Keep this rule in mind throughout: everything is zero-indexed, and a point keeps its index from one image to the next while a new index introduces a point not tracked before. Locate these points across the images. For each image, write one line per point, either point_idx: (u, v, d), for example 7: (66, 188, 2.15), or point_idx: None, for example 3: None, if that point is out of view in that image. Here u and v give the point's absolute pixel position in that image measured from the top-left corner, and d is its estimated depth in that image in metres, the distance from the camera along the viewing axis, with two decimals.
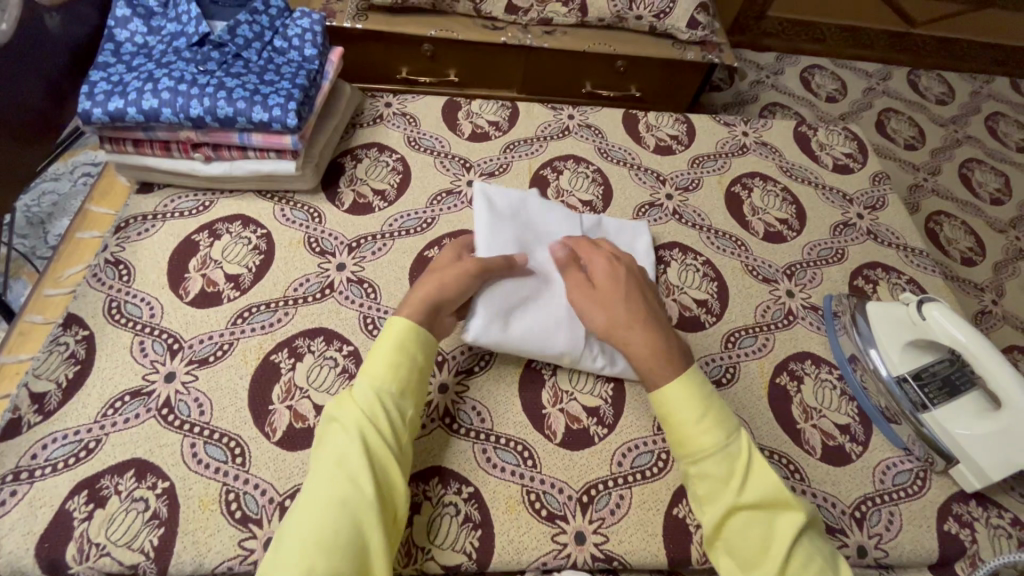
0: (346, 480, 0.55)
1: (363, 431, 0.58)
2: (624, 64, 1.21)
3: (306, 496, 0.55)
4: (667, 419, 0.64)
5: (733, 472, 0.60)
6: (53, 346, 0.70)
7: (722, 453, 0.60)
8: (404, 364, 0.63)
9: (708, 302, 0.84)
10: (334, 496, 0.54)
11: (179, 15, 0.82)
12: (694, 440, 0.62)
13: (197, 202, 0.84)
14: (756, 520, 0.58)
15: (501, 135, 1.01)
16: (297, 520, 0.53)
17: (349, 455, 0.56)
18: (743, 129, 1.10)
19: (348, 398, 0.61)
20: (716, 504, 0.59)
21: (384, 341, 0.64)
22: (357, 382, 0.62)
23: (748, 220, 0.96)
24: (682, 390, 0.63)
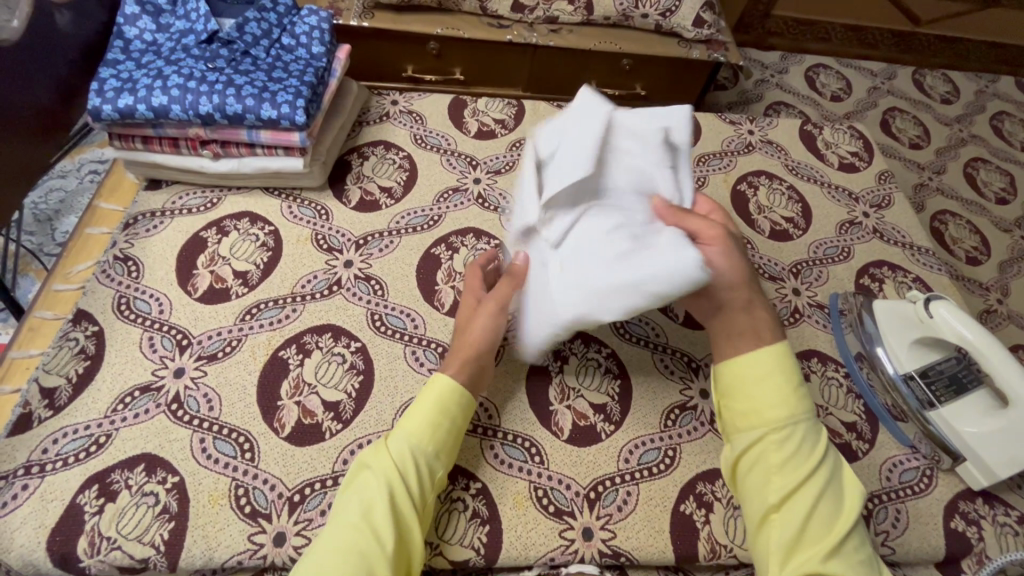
0: (367, 531, 0.54)
1: (396, 485, 0.57)
2: (630, 63, 1.21)
3: (329, 534, 0.54)
4: (758, 385, 0.62)
5: (813, 450, 0.60)
6: (63, 341, 0.71)
7: (803, 428, 0.61)
8: (440, 422, 0.62)
9: None
10: (352, 546, 0.53)
11: (187, 12, 0.82)
12: (784, 408, 0.61)
13: (206, 198, 0.85)
14: (825, 499, 0.58)
15: (507, 133, 1.01)
16: (316, 555, 0.52)
17: (376, 507, 0.55)
18: (748, 127, 1.10)
19: (384, 445, 0.60)
20: (790, 475, 0.58)
21: (426, 396, 0.64)
22: (393, 433, 0.62)
23: (754, 218, 0.96)
24: (782, 361, 0.63)
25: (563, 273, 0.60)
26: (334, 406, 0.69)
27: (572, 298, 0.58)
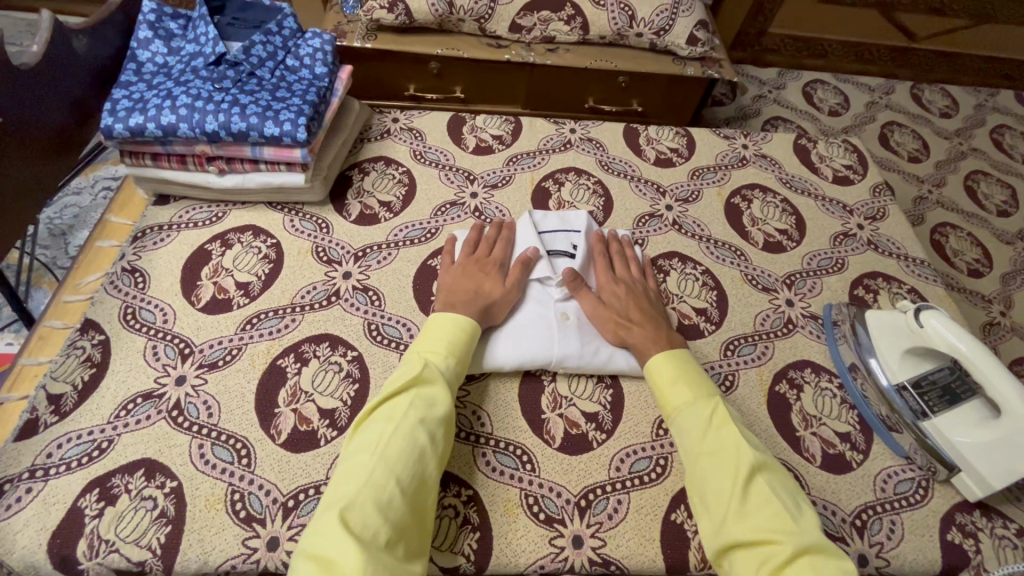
0: (427, 435, 0.61)
1: (447, 397, 0.65)
2: (626, 80, 1.21)
3: (378, 434, 0.60)
4: (652, 386, 0.72)
5: (698, 424, 0.66)
6: (70, 349, 0.73)
7: (692, 407, 0.67)
8: (469, 350, 0.71)
9: (707, 310, 0.86)
10: (413, 443, 0.60)
11: (197, 36, 0.86)
12: (669, 399, 0.69)
13: (211, 213, 0.88)
14: (715, 464, 0.62)
15: (504, 148, 1.04)
16: (376, 449, 0.58)
17: (432, 413, 0.63)
18: (743, 141, 1.12)
19: (429, 362, 0.67)
20: (686, 456, 0.65)
21: (458, 324, 0.71)
22: (434, 353, 0.68)
23: (748, 230, 0.97)
24: (665, 361, 0.71)
25: (565, 327, 0.77)
26: (329, 413, 0.71)
27: (574, 350, 0.75)
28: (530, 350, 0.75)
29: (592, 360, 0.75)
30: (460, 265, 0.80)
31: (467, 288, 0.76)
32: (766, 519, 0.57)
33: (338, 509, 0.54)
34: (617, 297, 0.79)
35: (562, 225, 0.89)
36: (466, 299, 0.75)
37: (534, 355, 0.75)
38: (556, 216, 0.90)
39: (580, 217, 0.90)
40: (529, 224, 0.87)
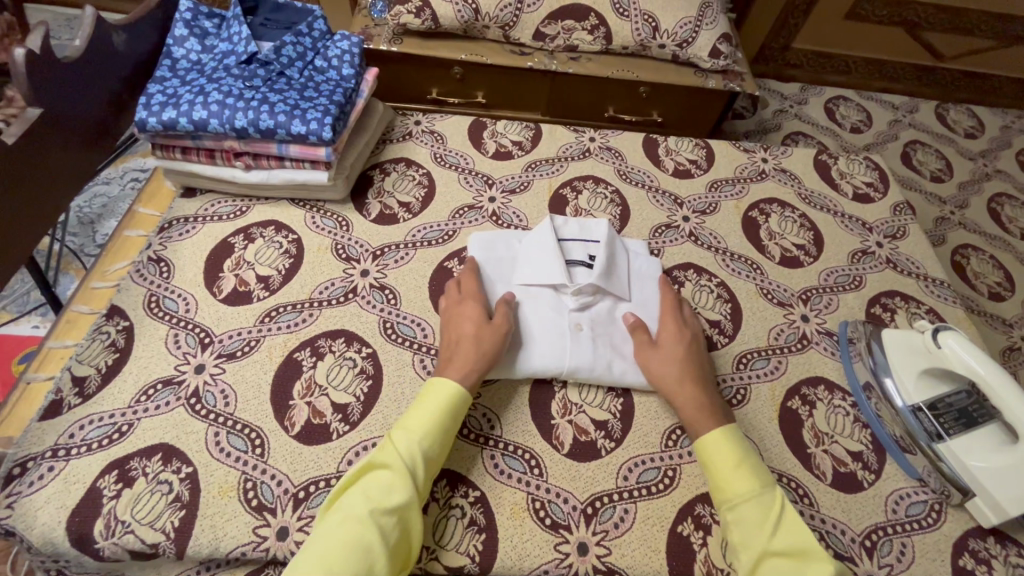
0: (376, 529, 0.57)
1: (405, 485, 0.60)
2: (647, 90, 1.21)
3: (330, 525, 0.58)
4: (707, 466, 0.67)
5: (765, 519, 0.62)
6: (95, 334, 0.75)
7: (758, 499, 0.63)
8: (448, 425, 0.66)
9: (721, 322, 0.85)
10: (360, 538, 0.56)
11: (230, 35, 0.88)
12: (729, 485, 0.65)
13: (236, 207, 0.90)
14: (789, 565, 0.59)
15: (524, 154, 1.05)
16: (319, 546, 0.56)
17: (383, 505, 0.58)
18: (762, 155, 1.12)
19: (397, 440, 0.63)
20: (749, 551, 0.61)
21: (434, 398, 0.67)
22: (403, 431, 0.64)
23: (764, 244, 0.97)
24: (724, 442, 0.67)
25: (580, 337, 0.77)
26: (342, 408, 0.72)
27: (586, 363, 0.75)
28: (545, 359, 0.75)
29: (607, 372, 0.75)
30: (452, 295, 0.79)
31: (455, 326, 0.75)
32: None
33: None
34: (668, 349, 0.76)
35: (581, 235, 0.89)
36: (454, 339, 0.74)
37: (549, 363, 0.75)
38: (576, 223, 0.90)
39: (597, 226, 0.90)
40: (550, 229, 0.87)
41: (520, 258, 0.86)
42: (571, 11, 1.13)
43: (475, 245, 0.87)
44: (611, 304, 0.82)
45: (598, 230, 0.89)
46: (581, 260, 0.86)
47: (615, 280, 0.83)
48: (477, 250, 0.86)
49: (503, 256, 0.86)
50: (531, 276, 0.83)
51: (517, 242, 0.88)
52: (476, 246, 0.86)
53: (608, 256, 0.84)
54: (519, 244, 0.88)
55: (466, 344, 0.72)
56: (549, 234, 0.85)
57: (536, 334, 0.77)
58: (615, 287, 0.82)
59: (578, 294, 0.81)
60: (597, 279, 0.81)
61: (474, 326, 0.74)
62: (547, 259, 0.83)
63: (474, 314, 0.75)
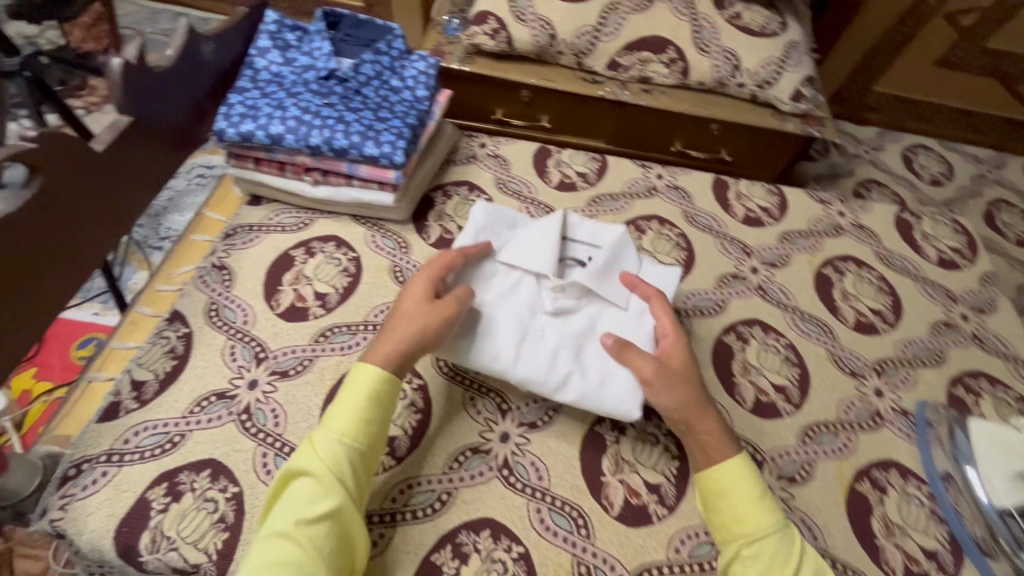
0: (303, 538, 0.54)
1: (329, 490, 0.56)
2: (719, 128, 1.17)
3: (260, 540, 0.55)
4: (723, 495, 0.62)
5: (788, 558, 0.59)
6: (156, 338, 0.76)
7: (779, 536, 0.60)
8: (375, 414, 0.62)
9: (786, 388, 0.81)
10: (288, 552, 0.53)
11: (312, 49, 0.88)
12: (751, 519, 0.60)
13: (299, 219, 0.90)
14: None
15: (588, 186, 1.02)
16: (251, 570, 0.53)
17: (308, 514, 0.55)
18: (839, 208, 1.06)
19: (316, 442, 0.59)
20: None
21: (353, 390, 0.62)
22: (321, 431, 0.60)
23: (837, 305, 0.91)
24: (745, 473, 0.63)
25: (540, 343, 0.70)
26: (388, 441, 0.70)
27: (539, 372, 0.68)
28: (496, 358, 0.68)
29: (556, 385, 0.68)
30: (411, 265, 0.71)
31: (402, 300, 0.67)
32: None
33: None
34: (671, 370, 0.67)
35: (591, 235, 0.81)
36: (394, 314, 0.67)
37: (497, 363, 0.68)
38: (590, 225, 0.82)
39: (609, 230, 0.81)
40: (558, 221, 0.79)
41: (513, 240, 0.78)
42: (650, 42, 1.09)
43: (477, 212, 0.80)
44: (593, 314, 0.74)
45: (608, 233, 0.81)
46: (581, 261, 0.80)
47: (609, 287, 0.74)
48: (473, 227, 0.78)
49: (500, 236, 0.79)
50: (519, 259, 0.76)
51: (520, 227, 0.81)
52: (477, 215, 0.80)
53: (609, 262, 0.75)
54: (519, 227, 0.81)
55: (404, 324, 0.65)
56: (556, 225, 0.78)
57: (495, 325, 0.70)
58: (605, 293, 0.74)
59: (560, 292, 0.74)
60: (587, 279, 0.73)
61: (420, 305, 0.66)
62: (538, 252, 0.76)
63: (426, 293, 0.67)
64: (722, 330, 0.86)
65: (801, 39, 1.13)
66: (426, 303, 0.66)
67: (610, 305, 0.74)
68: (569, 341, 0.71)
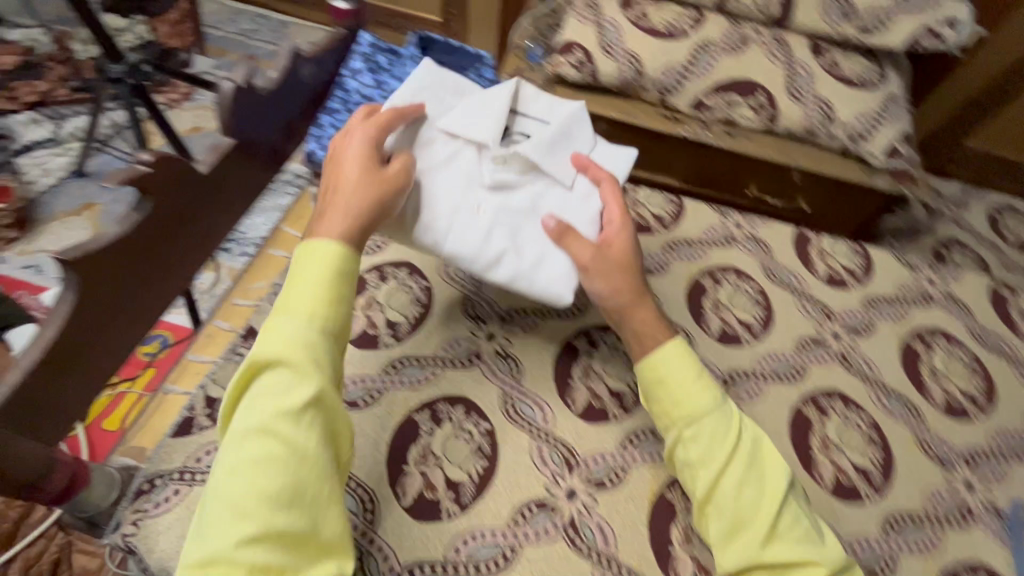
0: (288, 423, 0.52)
1: (302, 374, 0.54)
2: (802, 177, 1.12)
3: (231, 441, 0.52)
4: (664, 387, 0.66)
5: (726, 435, 0.63)
6: (231, 355, 0.75)
7: (716, 414, 0.64)
8: (342, 293, 0.59)
9: (868, 471, 0.77)
10: (276, 445, 0.51)
11: (404, 75, 0.88)
12: (691, 401, 0.65)
13: (373, 241, 0.89)
14: (747, 479, 0.61)
15: (664, 230, 0.99)
16: (232, 481, 0.49)
17: (288, 400, 0.53)
18: (929, 274, 1.00)
19: (281, 329, 0.56)
20: (708, 468, 0.62)
21: (312, 269, 0.58)
22: (282, 317, 0.57)
23: (927, 384, 0.86)
24: (678, 354, 0.67)
25: (479, 216, 0.66)
26: (455, 486, 0.69)
27: (472, 248, 0.65)
28: (436, 229, 0.66)
29: (492, 262, 0.65)
30: (340, 136, 0.65)
31: (337, 171, 0.63)
32: (799, 542, 0.59)
33: (208, 554, 0.47)
34: (608, 254, 0.67)
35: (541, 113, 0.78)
36: (332, 189, 0.62)
37: (437, 236, 0.65)
38: (545, 99, 0.80)
39: (569, 104, 0.78)
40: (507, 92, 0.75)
41: (459, 107, 0.74)
42: (739, 85, 1.05)
43: (420, 74, 0.76)
44: (539, 189, 0.71)
45: (562, 107, 0.78)
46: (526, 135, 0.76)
47: (555, 160, 0.71)
48: (406, 90, 0.72)
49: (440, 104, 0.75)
50: (461, 129, 0.71)
51: (464, 95, 0.77)
52: (414, 80, 0.75)
53: (555, 136, 0.72)
54: (464, 95, 0.77)
55: (342, 188, 0.61)
56: (505, 94, 0.74)
57: (438, 194, 0.67)
58: (551, 167, 0.71)
59: (501, 163, 0.70)
60: (530, 151, 0.70)
61: (358, 169, 0.62)
62: (484, 120, 0.72)
63: (364, 157, 0.62)
64: (801, 400, 0.82)
65: (900, 92, 1.08)
66: (367, 171, 0.62)
67: (556, 184, 0.72)
68: (510, 218, 0.67)
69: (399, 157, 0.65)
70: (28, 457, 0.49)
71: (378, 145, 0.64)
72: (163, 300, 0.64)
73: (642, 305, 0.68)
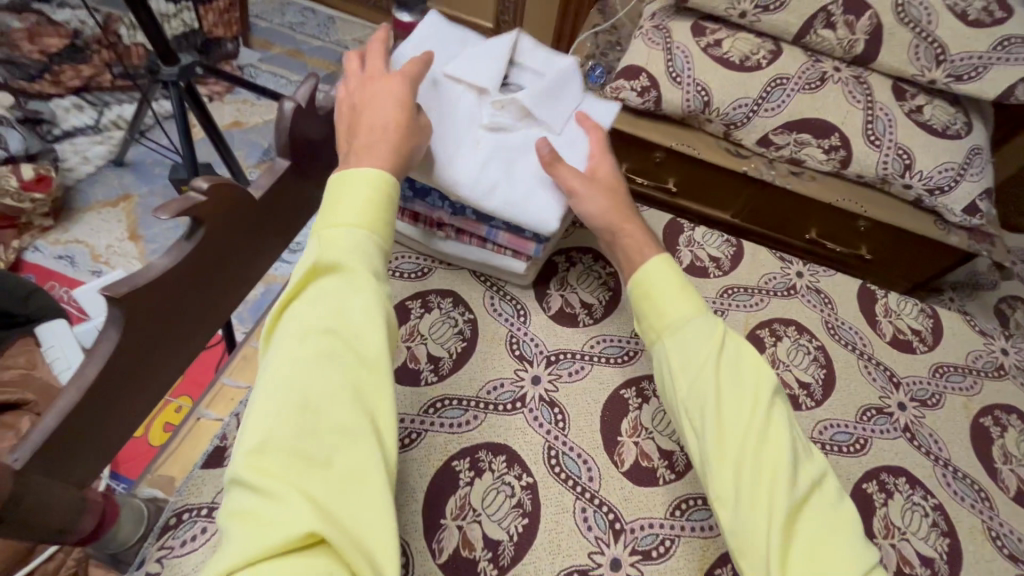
0: (348, 326, 0.51)
1: (359, 282, 0.53)
2: (867, 226, 1.06)
3: (281, 340, 0.51)
4: (650, 296, 0.66)
5: (708, 340, 0.62)
6: None
7: (697, 321, 0.63)
8: (388, 207, 0.59)
9: (935, 562, 0.71)
10: (333, 345, 0.50)
11: None
12: (672, 311, 0.65)
13: (420, 266, 0.85)
14: (727, 383, 0.59)
15: (721, 275, 0.94)
16: (284, 379, 0.48)
17: (347, 305, 0.52)
18: (1000, 344, 0.95)
19: (337, 237, 0.55)
20: (689, 374, 0.61)
21: (357, 184, 0.58)
22: (334, 226, 0.56)
23: (997, 468, 0.81)
24: (665, 268, 0.67)
25: (479, 149, 0.71)
26: (493, 545, 0.65)
27: (471, 175, 0.68)
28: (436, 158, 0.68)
29: (492, 189, 0.68)
30: (372, 68, 0.66)
31: (369, 103, 0.63)
32: (781, 453, 0.55)
33: (262, 449, 0.44)
34: (597, 188, 0.71)
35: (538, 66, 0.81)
36: (359, 123, 0.63)
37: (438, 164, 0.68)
38: (542, 53, 0.82)
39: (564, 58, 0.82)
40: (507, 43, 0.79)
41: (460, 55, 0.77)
42: (812, 125, 0.99)
43: (422, 32, 0.78)
44: (531, 131, 0.75)
45: (554, 60, 0.82)
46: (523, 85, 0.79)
47: (551, 106, 0.75)
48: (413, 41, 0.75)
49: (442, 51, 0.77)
50: (463, 73, 0.74)
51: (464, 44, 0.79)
52: (427, 29, 0.76)
53: (552, 82, 0.76)
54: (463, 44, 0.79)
55: (365, 120, 0.62)
56: (503, 44, 0.78)
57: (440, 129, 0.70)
58: (545, 113, 0.75)
59: (500, 108, 0.74)
60: (529, 96, 0.73)
61: (390, 106, 0.62)
62: (483, 65, 0.75)
63: (387, 91, 0.64)
64: (863, 476, 0.76)
65: (985, 143, 1.00)
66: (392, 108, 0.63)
67: (545, 128, 0.75)
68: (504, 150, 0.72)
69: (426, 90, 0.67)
70: (48, 496, 0.46)
71: (400, 78, 0.65)
72: (209, 326, 0.61)
73: (628, 232, 0.71)
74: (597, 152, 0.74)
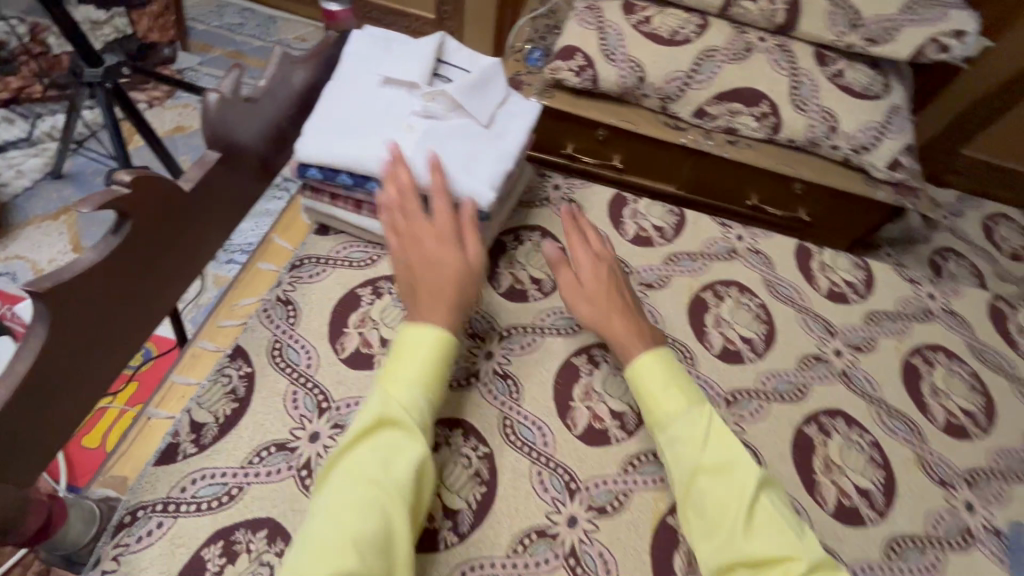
0: (389, 484, 0.57)
1: (414, 440, 0.61)
2: (802, 188, 1.11)
3: (331, 488, 0.57)
4: (637, 385, 0.72)
5: (699, 433, 0.67)
6: (217, 376, 0.72)
7: (686, 415, 0.69)
8: (441, 371, 0.66)
9: (871, 493, 0.76)
10: (374, 494, 0.56)
11: None
12: (661, 406, 0.70)
13: (367, 254, 0.85)
14: (717, 477, 0.64)
15: (665, 243, 0.97)
16: (325, 531, 0.53)
17: (397, 463, 0.59)
18: (929, 289, 1.00)
19: (395, 399, 0.62)
20: (682, 465, 0.66)
21: (416, 348, 0.65)
22: (387, 387, 0.63)
23: (927, 402, 0.86)
24: (653, 362, 0.72)
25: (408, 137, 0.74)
26: (452, 514, 0.67)
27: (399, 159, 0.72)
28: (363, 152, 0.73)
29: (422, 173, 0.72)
30: (416, 220, 0.70)
31: (429, 266, 0.69)
32: (771, 539, 0.60)
33: None
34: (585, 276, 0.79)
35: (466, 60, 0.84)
36: (420, 286, 0.69)
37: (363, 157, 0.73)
38: (468, 52, 0.85)
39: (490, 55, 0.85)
40: (434, 43, 0.82)
41: (387, 58, 0.81)
42: (742, 94, 1.03)
43: (352, 46, 0.82)
44: (458, 119, 0.78)
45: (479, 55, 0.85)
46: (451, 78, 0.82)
47: (477, 98, 0.78)
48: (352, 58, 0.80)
49: (371, 56, 0.81)
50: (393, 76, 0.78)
51: (394, 45, 0.82)
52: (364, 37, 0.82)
53: (478, 76, 0.79)
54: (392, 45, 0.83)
55: (432, 287, 0.68)
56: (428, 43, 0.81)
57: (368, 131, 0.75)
58: (472, 104, 0.77)
59: (431, 100, 0.77)
60: (455, 89, 0.76)
61: (451, 273, 0.69)
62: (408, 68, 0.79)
63: (439, 249, 0.69)
64: (803, 420, 0.81)
65: (903, 103, 1.07)
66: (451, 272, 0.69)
67: (475, 120, 0.78)
68: (433, 138, 0.75)
69: (467, 233, 0.71)
70: None
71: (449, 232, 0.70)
72: (149, 322, 0.61)
73: (619, 317, 0.77)
74: (581, 240, 0.81)
